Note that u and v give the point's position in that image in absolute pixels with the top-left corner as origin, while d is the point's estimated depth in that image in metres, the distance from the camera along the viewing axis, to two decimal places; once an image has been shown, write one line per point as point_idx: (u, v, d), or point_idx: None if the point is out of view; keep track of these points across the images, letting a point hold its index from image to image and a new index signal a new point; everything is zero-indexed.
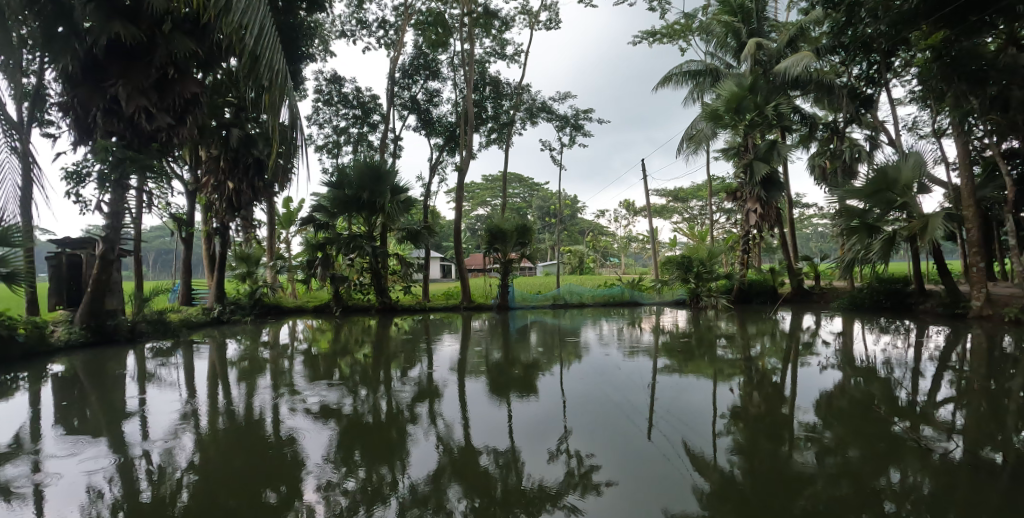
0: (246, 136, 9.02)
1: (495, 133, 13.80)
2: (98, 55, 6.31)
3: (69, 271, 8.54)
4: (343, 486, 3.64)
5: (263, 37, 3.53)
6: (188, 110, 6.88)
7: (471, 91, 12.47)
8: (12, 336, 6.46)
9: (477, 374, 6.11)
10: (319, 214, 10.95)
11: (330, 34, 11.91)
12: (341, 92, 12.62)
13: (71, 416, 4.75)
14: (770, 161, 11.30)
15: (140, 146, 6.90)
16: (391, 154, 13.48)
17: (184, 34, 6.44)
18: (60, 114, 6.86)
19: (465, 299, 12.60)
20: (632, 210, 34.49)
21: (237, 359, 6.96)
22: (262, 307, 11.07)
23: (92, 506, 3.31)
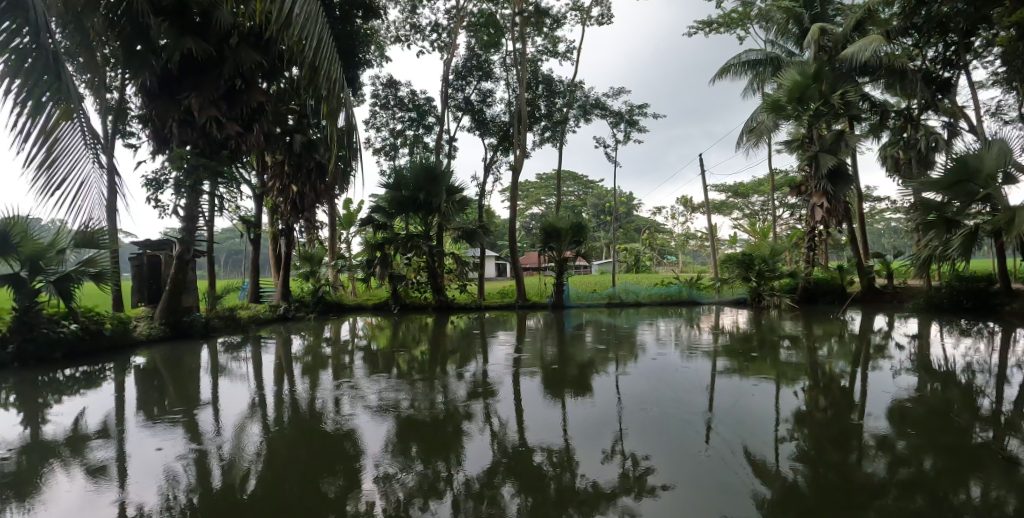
0: (309, 141, 9.35)
1: (549, 132, 13.74)
2: (172, 71, 6.80)
3: (149, 271, 9.19)
4: (401, 479, 3.73)
5: (321, 48, 3.70)
6: (254, 119, 7.44)
7: (524, 90, 12.47)
8: (98, 330, 7.00)
9: (531, 372, 6.11)
10: (377, 215, 11.29)
11: (385, 40, 12.23)
12: (397, 96, 12.93)
13: (152, 405, 5.14)
14: (836, 153, 10.71)
15: (211, 154, 7.33)
16: (446, 155, 13.67)
17: (249, 46, 6.92)
18: (141, 126, 7.38)
19: (520, 298, 12.63)
20: (689, 207, 33.53)
21: (301, 354, 7.29)
22: (325, 304, 11.55)
23: (170, 489, 3.54)
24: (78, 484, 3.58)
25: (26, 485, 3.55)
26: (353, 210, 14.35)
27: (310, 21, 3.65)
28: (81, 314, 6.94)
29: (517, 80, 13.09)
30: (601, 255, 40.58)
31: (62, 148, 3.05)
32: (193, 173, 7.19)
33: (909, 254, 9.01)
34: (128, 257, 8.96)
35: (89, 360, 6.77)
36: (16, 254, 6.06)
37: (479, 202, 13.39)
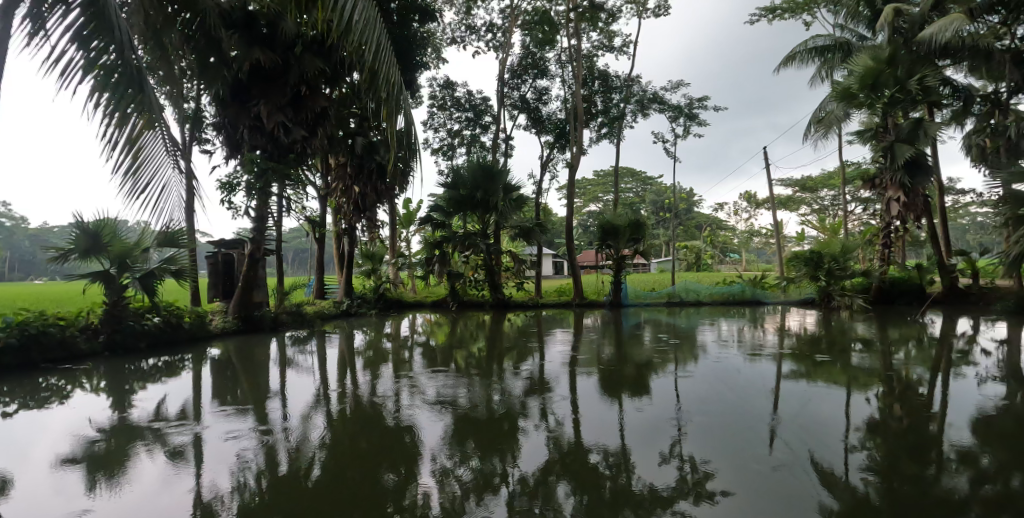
0: (370, 143, 9.67)
1: (606, 128, 13.55)
2: (243, 79, 7.21)
3: (224, 268, 9.79)
4: (457, 474, 3.80)
5: (379, 53, 3.80)
6: (318, 124, 7.76)
7: (580, 86, 12.35)
8: (180, 323, 7.54)
9: (587, 371, 6.07)
10: (436, 214, 11.53)
11: (441, 42, 12.44)
12: (454, 96, 13.12)
13: (226, 393, 5.49)
14: (914, 142, 9.95)
15: (279, 157, 7.73)
16: (502, 154, 13.78)
17: (313, 54, 7.31)
18: (216, 133, 7.87)
19: (577, 296, 12.52)
20: (753, 202, 32.14)
21: (363, 348, 7.57)
22: (386, 301, 11.93)
23: (242, 473, 3.76)
24: (160, 464, 3.87)
25: (117, 463, 3.88)
26: (413, 209, 14.70)
27: (369, 26, 3.76)
28: (163, 309, 7.48)
29: (573, 76, 12.98)
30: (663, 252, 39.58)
31: (146, 155, 3.42)
32: (263, 176, 7.61)
33: (997, 252, 8.27)
34: (205, 256, 9.58)
35: (171, 351, 7.31)
36: (106, 254, 6.61)
37: (536, 200, 13.39)
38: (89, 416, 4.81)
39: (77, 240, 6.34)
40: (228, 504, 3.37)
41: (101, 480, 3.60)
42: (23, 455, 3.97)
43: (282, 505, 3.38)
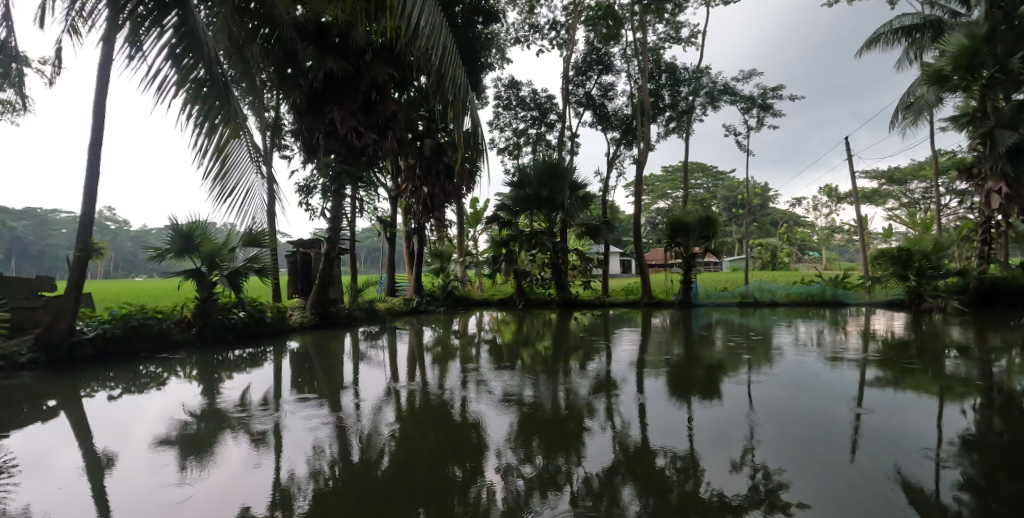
0: (438, 145, 9.93)
1: (674, 122, 13.14)
2: (318, 88, 7.63)
3: (303, 266, 10.39)
4: (521, 470, 3.84)
5: (446, 55, 3.92)
6: (388, 127, 8.22)
7: (646, 80, 12.05)
8: (264, 318, 8.09)
9: (655, 372, 5.92)
10: (502, 212, 11.60)
11: (505, 42, 12.52)
12: (520, 96, 13.17)
13: (305, 384, 5.86)
14: (1018, 126, 8.97)
15: (352, 160, 8.14)
16: (568, 152, 13.70)
17: (382, 61, 7.69)
18: (294, 139, 8.35)
19: (645, 295, 12.22)
20: (834, 196, 30.08)
21: (431, 345, 7.81)
22: (454, 299, 12.23)
23: (319, 460, 4.00)
24: (245, 449, 4.18)
25: (208, 445, 4.23)
26: (481, 208, 14.89)
27: (435, 31, 3.88)
28: (248, 304, 8.04)
29: (639, 70, 12.68)
30: (739, 250, 37.83)
31: (233, 161, 3.71)
32: (338, 179, 8.00)
33: None
34: (285, 254, 10.19)
35: (256, 343, 7.86)
36: (198, 253, 7.26)
37: (602, 198, 13.21)
38: (182, 401, 5.27)
39: (172, 240, 7.05)
40: (305, 488, 3.59)
41: (192, 461, 3.94)
42: (129, 435, 4.41)
43: (356, 491, 3.57)
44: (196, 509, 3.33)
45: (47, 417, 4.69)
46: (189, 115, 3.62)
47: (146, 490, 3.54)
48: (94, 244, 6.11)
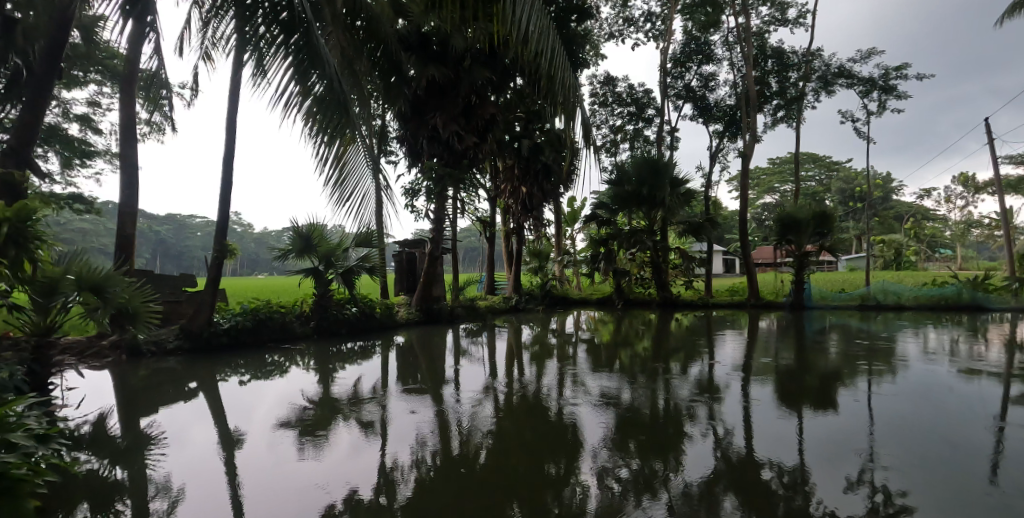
0: (536, 144, 9.99)
1: (782, 111, 12.23)
2: (421, 95, 8.02)
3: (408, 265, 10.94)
4: (616, 473, 3.78)
5: (554, 57, 3.72)
6: (488, 129, 8.49)
7: (750, 68, 11.31)
8: (374, 314, 8.64)
9: (761, 379, 5.57)
10: (602, 211, 11.45)
11: (599, 38, 12.32)
12: (615, 92, 12.91)
13: (410, 377, 6.18)
14: None
15: (454, 163, 8.50)
16: (668, 147, 13.22)
17: (482, 65, 7.98)
18: (400, 145, 8.82)
19: (753, 296, 11.51)
20: (969, 186, 26.46)
21: (530, 343, 7.91)
22: (552, 298, 12.29)
23: (421, 449, 4.21)
24: (355, 434, 4.51)
25: (321, 430, 4.59)
26: (577, 207, 14.79)
27: (543, 35, 3.65)
28: (359, 300, 8.61)
29: (743, 58, 11.93)
30: (861, 248, 34.52)
31: (350, 168, 4.26)
32: (441, 181, 8.30)
33: None
34: (392, 254, 10.79)
35: (368, 336, 8.42)
36: (316, 253, 7.90)
37: (704, 194, 12.60)
38: (299, 388, 5.77)
39: (294, 241, 7.75)
40: (407, 476, 3.78)
41: (310, 442, 4.31)
42: (258, 416, 4.91)
43: (453, 481, 3.71)
44: (312, 486, 3.63)
45: (188, 398, 5.34)
46: (312, 130, 4.07)
47: (269, 466, 3.90)
48: (227, 245, 6.86)
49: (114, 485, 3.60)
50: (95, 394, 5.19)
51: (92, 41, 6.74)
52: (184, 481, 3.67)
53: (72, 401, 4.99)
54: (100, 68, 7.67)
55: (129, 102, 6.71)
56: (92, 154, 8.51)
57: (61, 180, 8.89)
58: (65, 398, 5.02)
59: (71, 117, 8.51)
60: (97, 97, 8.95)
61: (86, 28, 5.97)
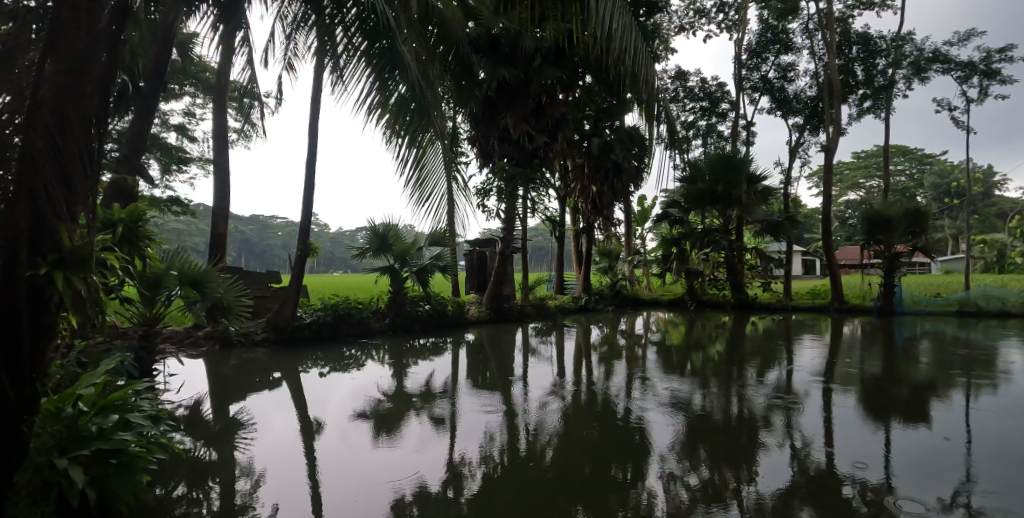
0: (606, 143, 9.87)
1: (870, 100, 11.34)
2: (492, 97, 8.13)
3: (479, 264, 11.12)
4: (685, 480, 3.64)
5: (637, 55, 3.38)
6: (558, 128, 8.47)
7: (834, 56, 10.57)
8: (446, 311, 8.87)
9: (844, 388, 5.23)
10: (673, 210, 11.22)
11: (668, 31, 11.93)
12: (687, 86, 12.46)
13: (479, 375, 6.29)
14: None
15: (524, 162, 8.55)
16: (743, 142, 12.63)
17: (551, 64, 7.99)
18: (472, 145, 8.98)
19: (836, 299, 10.81)
20: None
21: (599, 343, 7.82)
22: (622, 298, 12.10)
23: (489, 446, 4.26)
24: (426, 428, 4.64)
25: (394, 423, 4.76)
26: (648, 206, 14.45)
27: (626, 32, 3.28)
28: (432, 298, 8.86)
29: (825, 45, 11.16)
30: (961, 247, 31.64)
31: (428, 171, 4.11)
32: (512, 181, 8.38)
33: None
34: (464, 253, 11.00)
35: (440, 333, 8.66)
36: (391, 252, 8.22)
37: (783, 191, 11.93)
38: (374, 381, 6.03)
39: (371, 240, 8.11)
40: (473, 471, 3.83)
41: (383, 434, 4.49)
42: (336, 407, 5.17)
43: (518, 477, 3.73)
44: (384, 474, 3.76)
45: (272, 387, 5.73)
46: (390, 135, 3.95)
47: (344, 455, 4.08)
48: (309, 244, 7.29)
49: (206, 464, 3.91)
50: (192, 381, 5.67)
51: (188, 57, 7.34)
52: (266, 464, 3.91)
53: (173, 386, 5.48)
54: (195, 82, 8.35)
55: (221, 112, 7.26)
56: (188, 160, 9.29)
57: (161, 185, 9.77)
58: (167, 384, 5.52)
59: (170, 126, 9.32)
60: (192, 108, 9.75)
61: (183, 45, 6.51)
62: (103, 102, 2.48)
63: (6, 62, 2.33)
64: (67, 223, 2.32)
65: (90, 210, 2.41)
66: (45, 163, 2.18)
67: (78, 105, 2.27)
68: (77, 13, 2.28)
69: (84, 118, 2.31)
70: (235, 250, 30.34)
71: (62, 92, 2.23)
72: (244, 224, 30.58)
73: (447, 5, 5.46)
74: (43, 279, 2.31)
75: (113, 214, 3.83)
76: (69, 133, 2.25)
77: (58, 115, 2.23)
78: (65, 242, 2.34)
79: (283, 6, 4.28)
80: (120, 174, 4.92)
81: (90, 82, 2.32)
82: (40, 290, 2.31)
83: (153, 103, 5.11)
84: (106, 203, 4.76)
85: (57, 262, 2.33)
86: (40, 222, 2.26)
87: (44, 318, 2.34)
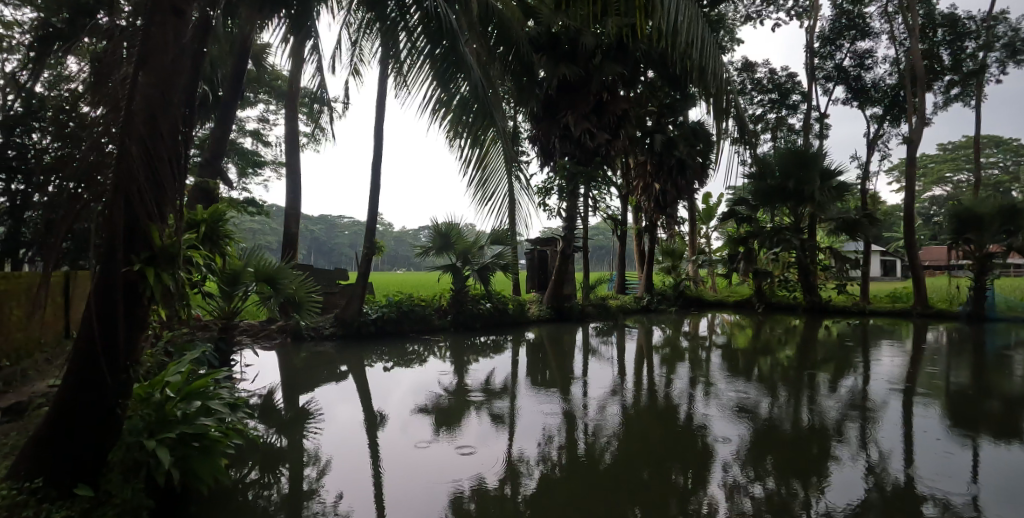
0: (669, 139, 9.64)
1: (959, 87, 10.41)
2: (553, 96, 8.11)
3: (540, 263, 11.12)
4: (750, 489, 3.47)
5: (706, 47, 3.18)
6: (619, 125, 8.35)
7: (916, 40, 9.80)
8: (507, 310, 8.95)
9: (927, 401, 4.86)
10: (742, 208, 10.74)
11: (733, 21, 11.45)
12: (754, 78, 11.91)
13: (538, 373, 6.31)
14: None
15: (586, 160, 8.48)
16: (816, 136, 11.92)
17: (612, 60, 7.91)
18: (533, 144, 9.00)
19: (919, 303, 10.04)
20: None
21: (661, 345, 7.64)
22: (686, 299, 11.77)
23: (546, 445, 4.26)
24: (487, 425, 4.68)
25: (455, 419, 4.85)
26: (714, 203, 13.96)
27: (694, 22, 3.08)
28: (493, 296, 8.96)
29: (907, 29, 10.35)
30: None
31: None
32: (573, 179, 8.34)
33: None
34: (526, 252, 11.04)
35: (501, 331, 8.75)
36: (453, 250, 8.38)
37: (860, 187, 11.19)
38: (435, 377, 6.18)
39: (434, 239, 8.30)
40: (531, 469, 3.83)
41: (444, 429, 4.57)
42: (399, 401, 5.33)
43: (576, 477, 3.69)
44: (444, 467, 3.82)
45: (339, 379, 6.00)
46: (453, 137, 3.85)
47: (405, 447, 4.18)
48: (374, 243, 7.56)
49: (278, 450, 4.13)
50: (265, 372, 6.02)
51: (262, 67, 7.79)
52: (332, 452, 4.08)
53: (249, 376, 5.84)
54: (268, 90, 8.85)
55: (291, 118, 7.66)
56: (262, 163, 9.85)
57: (240, 187, 10.42)
58: (244, 374, 5.90)
59: (246, 133, 9.92)
60: (266, 114, 10.32)
61: (257, 55, 6.92)
62: (189, 111, 2.65)
63: (105, 73, 2.43)
64: (157, 223, 2.46)
65: (176, 211, 2.56)
66: (138, 166, 2.29)
67: (166, 113, 2.40)
68: (164, 29, 2.43)
69: (171, 126, 2.45)
70: (306, 249, 31.87)
71: (150, 101, 2.37)
72: (313, 223, 32.07)
73: (506, 6, 5.49)
74: (136, 275, 2.45)
75: (196, 214, 4.00)
76: (158, 139, 2.38)
77: (150, 122, 2.34)
78: (155, 241, 2.49)
79: (351, 11, 4.29)
80: (203, 177, 5.24)
81: (176, 93, 2.47)
82: (134, 286, 2.46)
83: (232, 109, 5.40)
84: (191, 204, 5.06)
85: (148, 260, 2.49)
86: (135, 222, 2.42)
87: (137, 311, 2.50)
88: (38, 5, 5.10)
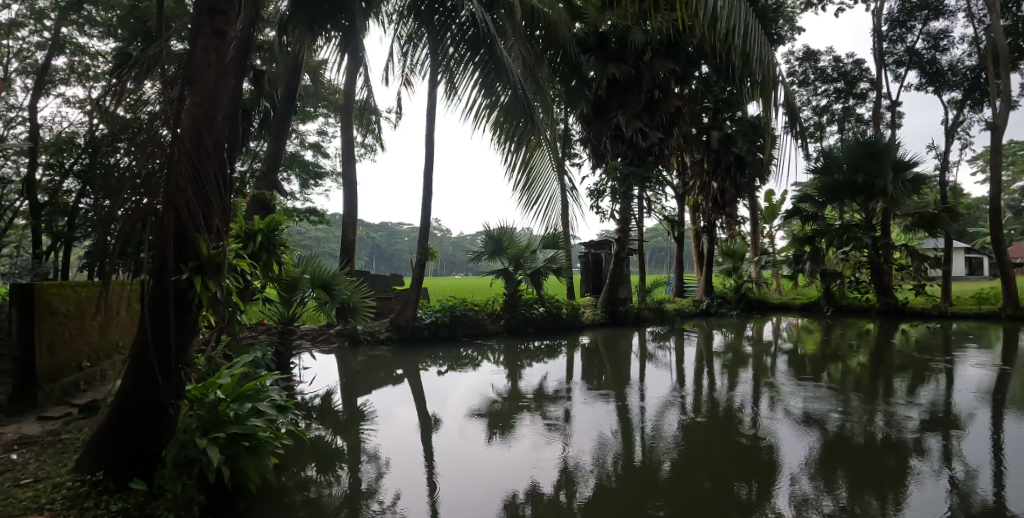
0: (726, 136, 9.34)
1: None
2: (604, 96, 8.02)
3: (595, 267, 10.95)
4: (820, 505, 3.24)
5: (749, 33, 3.00)
6: (673, 123, 8.16)
7: (997, 16, 8.99)
8: (559, 314, 8.88)
9: (1021, 414, 4.42)
10: (807, 205, 10.20)
11: (793, 8, 10.90)
12: (818, 67, 11.29)
13: (593, 378, 6.22)
14: None
15: (640, 161, 8.34)
16: (888, 125, 11.14)
17: (663, 57, 7.73)
18: (586, 147, 8.93)
19: (1008, 305, 9.19)
20: None
21: (722, 350, 7.35)
22: (749, 301, 11.31)
23: (602, 451, 4.15)
24: (538, 430, 4.64)
25: (509, 423, 4.84)
26: (777, 201, 13.32)
27: (736, 8, 2.92)
28: (546, 300, 8.94)
29: (988, 5, 9.53)
30: None
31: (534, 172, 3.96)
32: (626, 181, 8.26)
33: None
34: (580, 255, 10.92)
35: (555, 335, 8.70)
36: (506, 255, 8.42)
37: (938, 178, 10.37)
38: (490, 383, 6.15)
39: (487, 244, 8.35)
40: (586, 476, 3.73)
41: (496, 433, 4.56)
42: (451, 405, 5.38)
43: (629, 487, 3.56)
44: (495, 472, 3.79)
45: (395, 382, 6.12)
46: (498, 142, 3.75)
47: (458, 450, 4.20)
48: (427, 248, 7.69)
49: (336, 450, 4.25)
50: (323, 375, 6.25)
51: (319, 82, 8.15)
52: (389, 454, 4.13)
53: (308, 379, 6.09)
54: (327, 102, 9.22)
55: (348, 129, 7.96)
56: (322, 175, 10.28)
57: (302, 197, 10.87)
58: (302, 377, 6.14)
59: (307, 145, 10.36)
60: (325, 127, 10.76)
61: (314, 70, 7.23)
62: (234, 131, 2.83)
63: (167, 90, 2.62)
64: (204, 234, 2.62)
65: (222, 223, 2.73)
66: (189, 182, 2.42)
67: (211, 132, 2.55)
68: (208, 52, 2.61)
69: (216, 143, 2.62)
70: (364, 255, 33.12)
71: (196, 121, 2.53)
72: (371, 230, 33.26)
73: (554, 9, 5.46)
74: (185, 283, 2.64)
75: (252, 224, 4.12)
76: (205, 154, 2.52)
77: (196, 139, 2.49)
78: (204, 250, 2.67)
79: (398, 23, 4.30)
80: (260, 189, 5.49)
81: (221, 112, 2.64)
82: (184, 292, 2.65)
83: (287, 124, 5.65)
84: (249, 215, 5.28)
85: (196, 269, 2.67)
86: (183, 235, 2.60)
87: (188, 316, 2.71)
88: (119, 35, 5.54)
